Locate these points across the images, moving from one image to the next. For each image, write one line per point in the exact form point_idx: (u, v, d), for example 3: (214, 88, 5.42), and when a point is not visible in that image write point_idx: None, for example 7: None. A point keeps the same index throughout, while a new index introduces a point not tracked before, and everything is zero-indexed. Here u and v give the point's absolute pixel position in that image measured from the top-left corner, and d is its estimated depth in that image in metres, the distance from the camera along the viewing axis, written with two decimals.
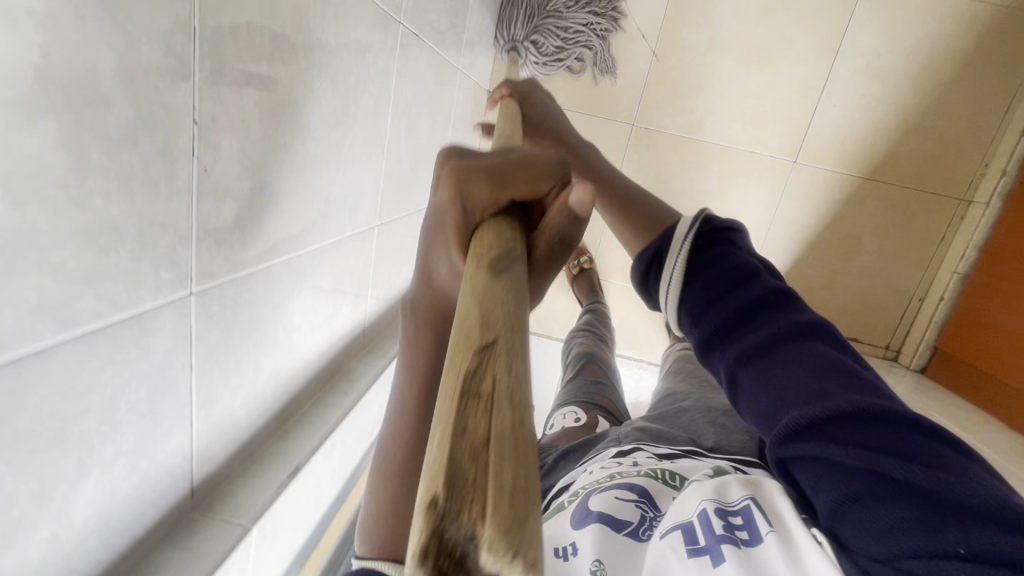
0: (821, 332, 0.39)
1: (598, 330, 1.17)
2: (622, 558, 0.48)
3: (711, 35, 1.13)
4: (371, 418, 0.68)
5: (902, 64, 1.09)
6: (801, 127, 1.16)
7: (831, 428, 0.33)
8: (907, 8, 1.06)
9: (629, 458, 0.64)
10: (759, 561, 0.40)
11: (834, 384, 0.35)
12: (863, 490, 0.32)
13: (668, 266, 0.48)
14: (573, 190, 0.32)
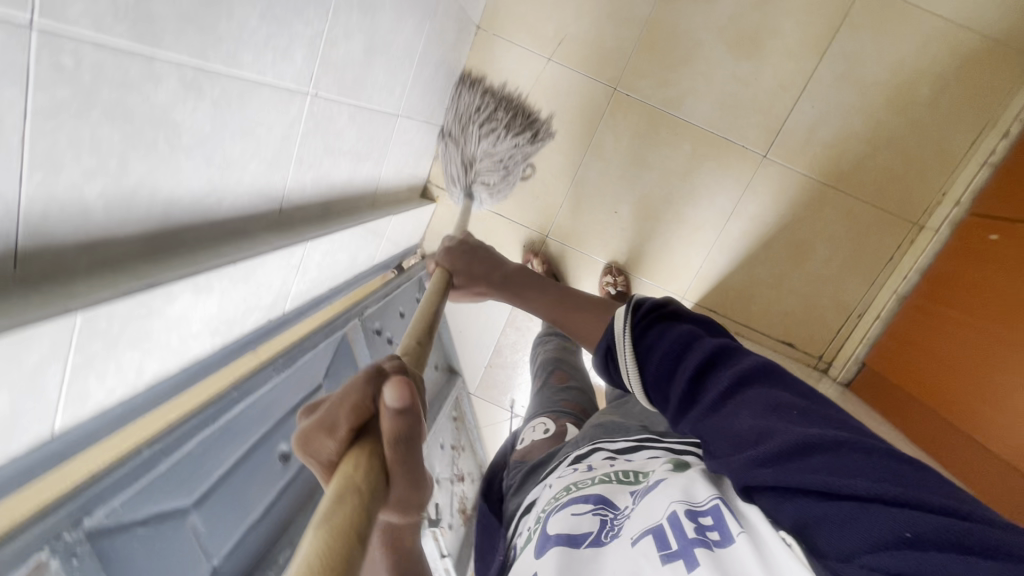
0: (760, 378, 0.53)
1: (562, 339, 1.26)
2: (589, 567, 0.52)
3: (707, 12, 1.12)
4: (272, 291, 0.66)
5: (883, 78, 1.10)
6: (776, 122, 1.16)
7: (782, 458, 0.44)
8: (899, 23, 1.07)
9: (585, 465, 0.69)
10: (729, 560, 0.44)
11: (774, 425, 0.47)
12: (817, 505, 0.41)
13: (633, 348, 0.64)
14: (386, 391, 0.35)
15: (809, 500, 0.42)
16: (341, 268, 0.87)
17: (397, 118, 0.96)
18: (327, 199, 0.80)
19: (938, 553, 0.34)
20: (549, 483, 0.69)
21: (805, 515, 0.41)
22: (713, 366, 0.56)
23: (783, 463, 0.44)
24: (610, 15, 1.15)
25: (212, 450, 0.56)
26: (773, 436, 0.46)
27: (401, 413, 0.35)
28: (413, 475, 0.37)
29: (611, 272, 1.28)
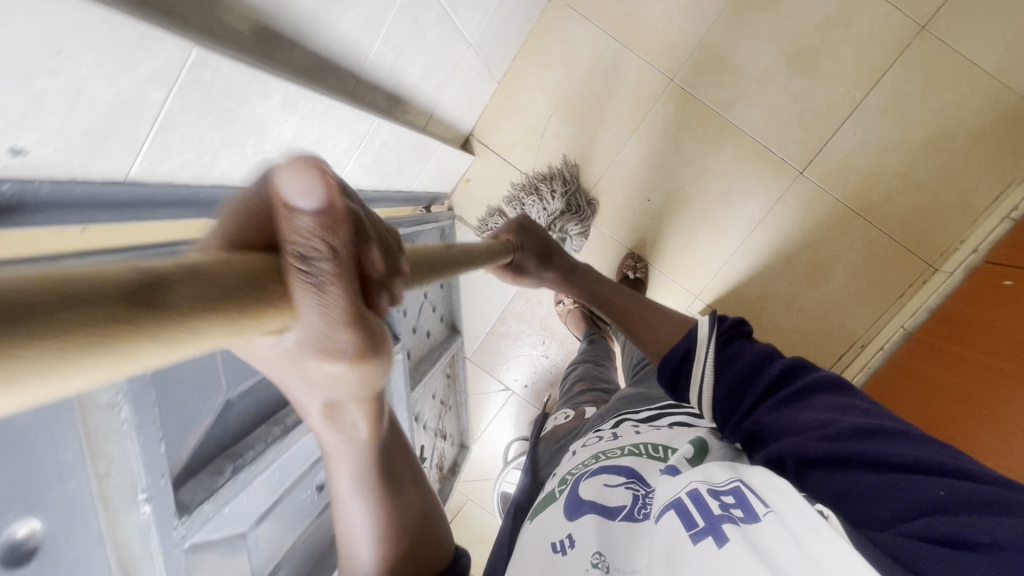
0: (832, 385, 0.54)
1: (601, 361, 1.15)
2: (622, 544, 0.49)
3: (774, 23, 1.17)
4: (335, 152, 0.65)
5: (925, 120, 1.16)
6: (817, 143, 1.21)
7: (844, 437, 0.46)
8: (949, 70, 1.13)
9: (613, 434, 0.67)
10: (758, 535, 0.39)
11: (839, 416, 0.49)
12: (862, 475, 0.43)
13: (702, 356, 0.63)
14: (281, 174, 0.23)
15: (862, 470, 0.43)
16: (389, 171, 0.86)
17: (468, 48, 0.97)
18: (395, 93, 0.80)
19: (969, 513, 0.36)
20: (577, 451, 0.68)
21: (854, 485, 0.43)
22: (786, 375, 0.57)
23: (843, 440, 0.46)
24: (682, 6, 1.19)
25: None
26: (836, 422, 0.48)
27: (307, 205, 0.23)
28: (326, 295, 0.24)
29: (632, 258, 1.30)
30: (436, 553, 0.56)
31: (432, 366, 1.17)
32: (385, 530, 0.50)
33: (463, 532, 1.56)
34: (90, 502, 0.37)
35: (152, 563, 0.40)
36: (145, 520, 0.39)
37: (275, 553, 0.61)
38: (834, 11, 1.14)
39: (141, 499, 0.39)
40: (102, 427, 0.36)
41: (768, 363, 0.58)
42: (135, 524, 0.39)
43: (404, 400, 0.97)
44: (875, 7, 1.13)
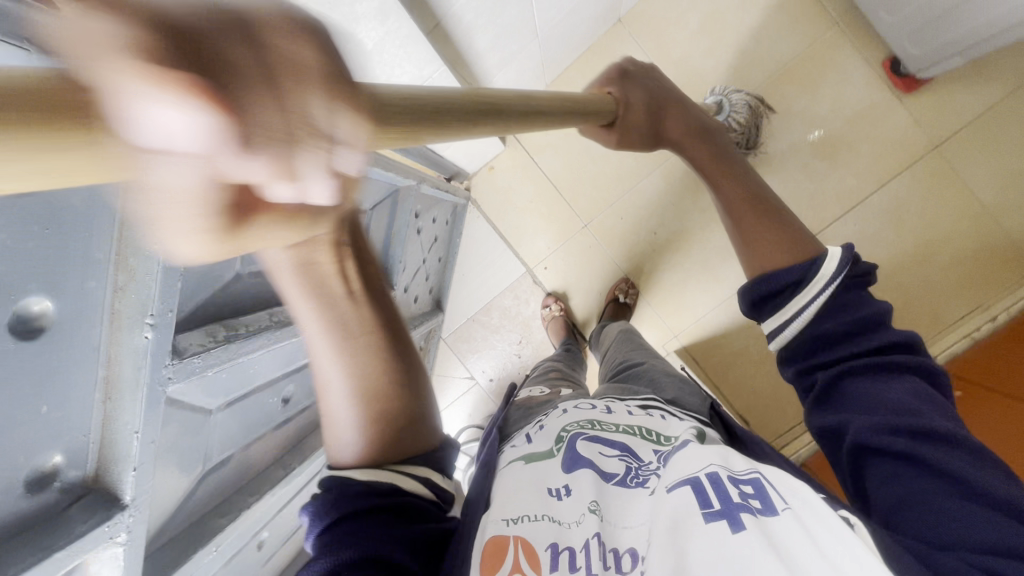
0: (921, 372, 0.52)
1: (571, 365, 1.17)
2: (618, 508, 0.49)
3: (809, 105, 1.25)
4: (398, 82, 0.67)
5: (918, 228, 1.25)
6: (820, 224, 1.28)
7: (920, 436, 0.46)
8: (948, 192, 1.23)
9: (604, 407, 0.66)
10: (775, 528, 0.40)
11: (928, 412, 0.48)
12: (934, 488, 0.44)
13: (803, 291, 0.55)
14: None
15: (932, 485, 0.44)
16: None
17: (535, 39, 1.01)
18: (460, 53, 0.83)
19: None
20: (562, 411, 0.66)
21: (921, 489, 0.44)
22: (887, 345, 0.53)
23: (920, 442, 0.46)
24: (733, 65, 1.27)
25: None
26: (917, 414, 0.48)
27: None
28: None
29: (626, 283, 1.34)
30: (420, 444, 0.53)
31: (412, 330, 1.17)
32: (357, 387, 0.48)
33: None
34: (100, 307, 0.37)
35: (133, 391, 0.39)
36: (142, 344, 0.38)
37: (228, 448, 0.60)
38: (863, 109, 1.24)
39: (147, 322, 0.38)
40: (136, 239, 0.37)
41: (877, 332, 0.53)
42: (131, 346, 0.38)
43: None
44: (900, 116, 1.22)
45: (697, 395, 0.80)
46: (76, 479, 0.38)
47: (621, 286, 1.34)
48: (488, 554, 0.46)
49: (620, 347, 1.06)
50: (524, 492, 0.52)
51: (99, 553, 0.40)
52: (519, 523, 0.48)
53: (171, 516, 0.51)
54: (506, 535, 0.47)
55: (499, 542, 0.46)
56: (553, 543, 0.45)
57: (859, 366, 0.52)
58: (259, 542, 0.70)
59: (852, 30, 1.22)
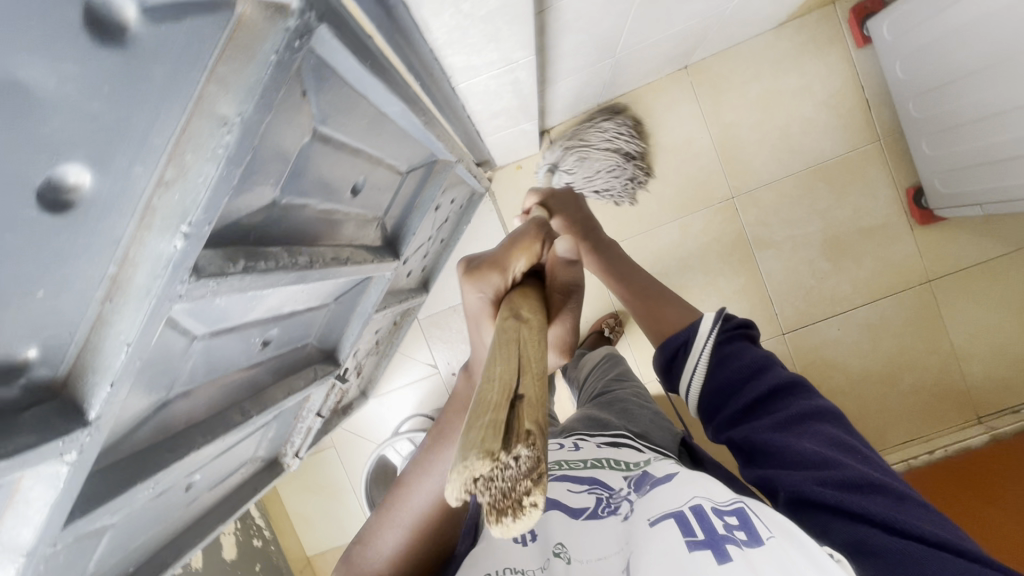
0: (823, 416, 0.58)
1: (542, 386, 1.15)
2: (591, 532, 0.52)
3: (831, 206, 1.30)
4: (487, 57, 0.63)
5: (892, 349, 1.31)
6: (805, 318, 1.33)
7: (844, 482, 0.50)
8: (926, 324, 1.30)
9: (573, 446, 0.71)
10: (761, 556, 0.43)
11: (843, 458, 0.52)
12: (879, 535, 0.46)
13: (693, 353, 0.67)
14: None
15: (872, 529, 0.47)
16: (491, 109, 0.84)
17: (611, 58, 0.99)
18: (546, 49, 0.80)
19: None
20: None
21: (863, 535, 0.47)
22: (776, 394, 0.60)
23: (846, 489, 0.50)
24: (775, 147, 1.30)
25: (365, 100, 0.52)
26: (833, 464, 0.52)
27: None
28: None
29: (613, 318, 1.32)
30: None
31: (396, 304, 1.12)
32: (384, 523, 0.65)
33: (310, 475, 1.46)
34: (135, 198, 0.31)
35: (139, 301, 0.33)
36: (168, 252, 0.32)
37: (196, 380, 0.54)
38: (877, 227, 1.29)
39: (180, 230, 0.32)
40: (202, 135, 0.31)
41: (768, 381, 0.61)
42: (154, 250, 0.32)
43: (364, 317, 0.91)
44: (906, 242, 1.29)
45: (666, 430, 0.81)
46: (43, 378, 0.33)
47: (610, 319, 1.34)
48: None
49: (598, 377, 1.05)
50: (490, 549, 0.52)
51: (39, 467, 0.34)
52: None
53: (118, 439, 0.46)
54: None
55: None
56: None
57: (766, 422, 0.58)
58: (189, 484, 0.65)
59: (890, 152, 1.27)
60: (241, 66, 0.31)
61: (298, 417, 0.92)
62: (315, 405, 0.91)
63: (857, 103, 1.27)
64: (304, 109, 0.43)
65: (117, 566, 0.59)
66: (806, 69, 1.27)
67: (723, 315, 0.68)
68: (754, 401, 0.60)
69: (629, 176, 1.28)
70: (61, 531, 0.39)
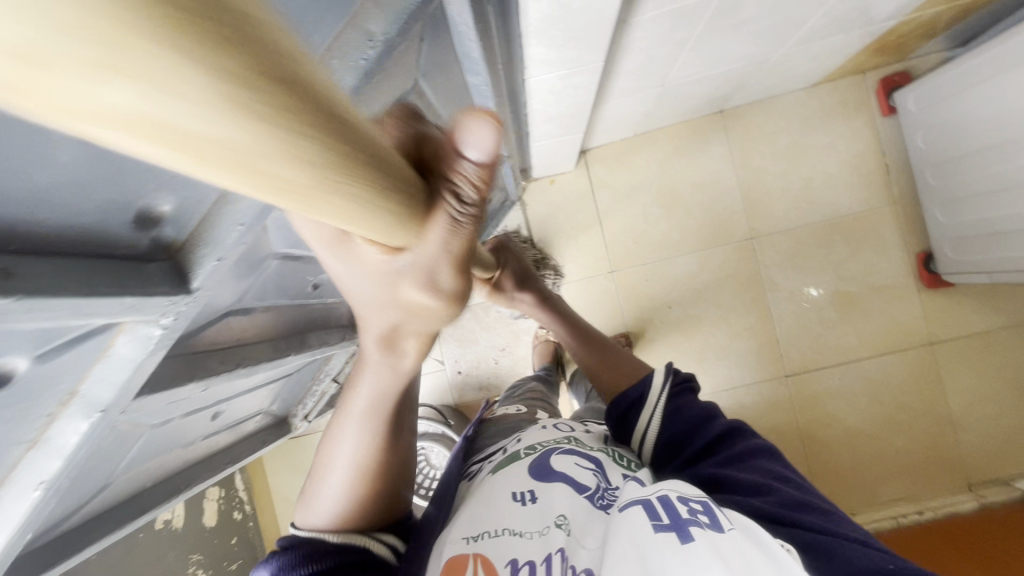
0: (766, 453, 0.55)
1: (550, 388, 1.15)
2: (580, 517, 0.43)
3: (844, 259, 1.36)
4: (565, 53, 0.69)
5: (890, 405, 1.34)
6: (808, 365, 1.36)
7: (786, 503, 0.46)
8: (923, 385, 1.33)
9: (582, 428, 0.60)
10: (726, 546, 0.35)
11: (781, 485, 0.49)
12: (818, 538, 0.42)
13: (648, 407, 0.60)
14: None
15: (811, 534, 0.43)
16: (548, 112, 0.90)
17: (661, 87, 1.06)
18: (610, 65, 0.86)
19: None
20: (540, 425, 0.59)
21: (809, 538, 0.42)
22: (725, 436, 0.57)
23: (788, 509, 0.46)
24: (796, 196, 1.37)
25: (455, 64, 0.57)
26: (776, 491, 0.48)
27: None
28: None
29: (624, 339, 1.33)
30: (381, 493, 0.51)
31: None
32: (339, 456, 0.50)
33: None
34: None
35: None
36: None
37: (257, 300, 0.57)
38: (886, 285, 1.35)
39: None
40: (348, 46, 0.35)
41: (712, 424, 0.58)
42: None
43: None
44: (913, 304, 1.34)
45: None
46: (167, 238, 0.36)
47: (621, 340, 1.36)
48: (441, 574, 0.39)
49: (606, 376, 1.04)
50: (485, 508, 0.45)
51: (138, 323, 0.36)
52: (480, 540, 0.41)
53: (186, 335, 0.48)
54: (466, 553, 0.40)
55: (458, 562, 0.39)
56: (513, 560, 0.39)
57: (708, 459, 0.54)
58: (215, 412, 0.66)
59: (904, 216, 1.34)
60: None
61: (315, 380, 0.93)
62: (333, 369, 0.92)
63: (877, 167, 1.35)
64: (417, 54, 0.48)
65: (137, 477, 0.59)
66: (833, 129, 1.36)
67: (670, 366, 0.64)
68: (700, 442, 0.57)
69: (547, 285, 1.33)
70: (129, 401, 0.41)
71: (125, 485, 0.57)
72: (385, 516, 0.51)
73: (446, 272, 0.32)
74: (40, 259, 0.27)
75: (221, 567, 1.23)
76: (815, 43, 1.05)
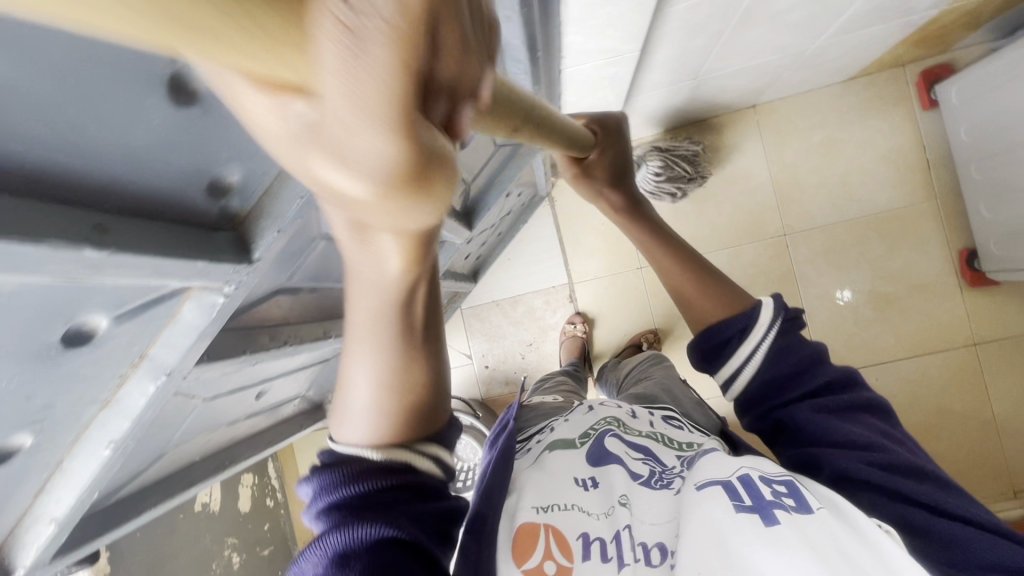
0: (872, 404, 0.52)
1: (578, 383, 1.14)
2: (643, 496, 0.43)
3: (882, 257, 1.32)
4: (602, 43, 0.70)
5: (931, 406, 1.30)
6: (843, 364, 1.33)
7: (894, 468, 0.45)
8: (966, 388, 1.29)
9: (629, 410, 0.59)
10: (816, 529, 0.35)
11: (890, 444, 0.48)
12: (925, 514, 0.42)
13: (745, 342, 0.53)
14: None
15: (918, 507, 0.43)
16: (580, 104, 0.91)
17: (693, 80, 1.06)
18: (644, 56, 0.87)
19: None
20: (590, 407, 0.59)
21: (914, 513, 0.43)
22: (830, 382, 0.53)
23: (895, 474, 0.45)
24: (831, 192, 1.34)
25: None
26: (885, 450, 0.47)
27: None
28: None
29: (651, 335, 1.33)
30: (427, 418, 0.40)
31: (452, 282, 1.16)
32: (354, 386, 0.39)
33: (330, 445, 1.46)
34: None
35: None
36: None
37: (305, 281, 0.59)
38: (926, 283, 1.31)
39: None
40: None
41: (821, 366, 0.54)
42: None
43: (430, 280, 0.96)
44: (955, 303, 1.30)
45: (711, 416, 0.70)
46: (234, 209, 0.38)
47: (651, 336, 1.34)
48: (518, 542, 0.40)
49: (635, 369, 1.04)
50: (549, 481, 0.46)
51: (204, 290, 0.38)
52: (550, 511, 0.42)
53: (240, 313, 0.50)
54: (539, 522, 0.41)
55: (531, 530, 0.41)
56: (585, 533, 0.40)
57: (812, 406, 0.51)
58: (260, 391, 0.69)
59: (946, 212, 1.30)
60: None
61: None
62: None
63: (917, 163, 1.31)
64: None
65: (187, 451, 0.62)
66: (871, 124, 1.33)
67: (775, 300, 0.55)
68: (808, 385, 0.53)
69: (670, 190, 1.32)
70: (192, 368, 0.43)
71: (177, 457, 0.60)
72: (430, 428, 0.40)
73: (358, 122, 0.14)
74: (129, 221, 0.29)
75: (254, 553, 1.25)
76: (851, 34, 1.04)
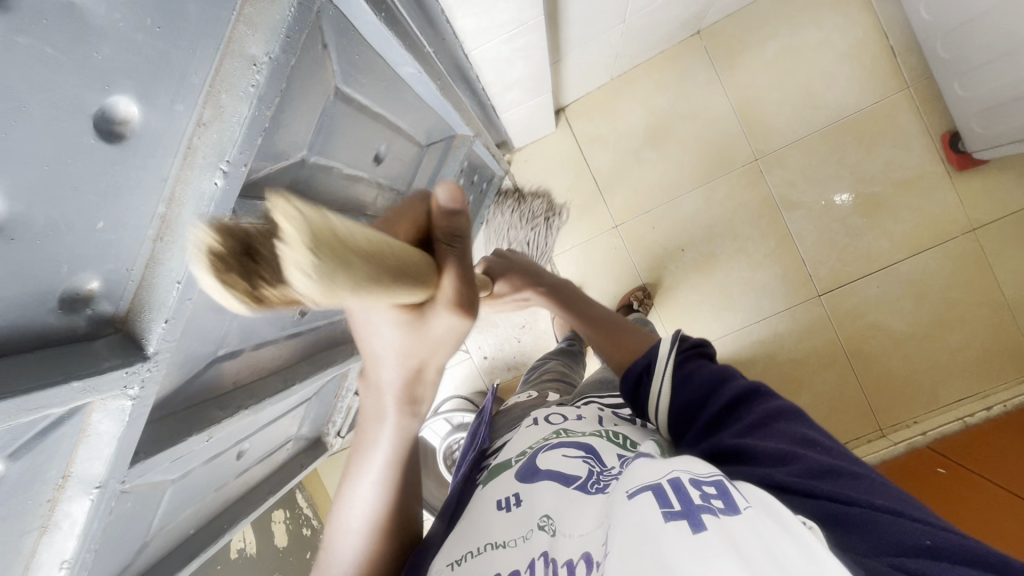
0: (791, 414, 0.50)
1: (573, 360, 1.12)
2: (567, 509, 0.42)
3: (860, 160, 1.26)
4: (496, 18, 0.65)
5: (938, 303, 1.25)
6: (840, 279, 1.28)
7: (811, 474, 0.42)
8: (972, 277, 1.24)
9: (576, 414, 0.58)
10: (743, 531, 0.32)
11: (807, 452, 0.45)
12: (846, 509, 0.39)
13: (653, 378, 0.59)
14: None
15: (837, 505, 0.39)
16: (504, 80, 0.86)
17: (620, 24, 0.99)
18: (555, 13, 0.80)
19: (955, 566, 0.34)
20: (534, 421, 0.58)
21: (833, 509, 0.39)
22: (741, 397, 0.53)
23: (812, 478, 0.42)
24: (795, 103, 1.27)
25: (376, 58, 0.55)
26: (802, 458, 0.44)
27: None
28: None
29: (640, 292, 1.29)
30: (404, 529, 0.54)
31: None
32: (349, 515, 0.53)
33: None
34: (180, 137, 0.34)
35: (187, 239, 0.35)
36: (210, 191, 0.34)
37: (243, 342, 0.57)
38: (912, 178, 1.25)
39: (219, 167, 0.34)
40: (233, 75, 0.34)
41: (729, 388, 0.54)
42: (198, 190, 0.34)
43: None
44: (946, 192, 1.24)
45: None
46: (107, 312, 0.36)
47: (642, 293, 1.30)
48: None
49: None
50: (474, 525, 0.45)
51: (106, 401, 0.36)
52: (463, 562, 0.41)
53: (171, 396, 0.49)
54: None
55: None
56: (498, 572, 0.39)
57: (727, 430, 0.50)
58: (240, 450, 0.68)
59: (920, 98, 1.23)
60: (266, 6, 0.34)
61: (338, 397, 0.95)
62: (353, 384, 0.94)
63: (881, 52, 1.23)
64: (326, 62, 0.46)
65: (177, 526, 0.62)
66: (825, 22, 1.24)
67: (678, 333, 0.62)
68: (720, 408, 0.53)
69: (544, 219, 1.35)
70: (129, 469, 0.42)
71: (166, 536, 0.60)
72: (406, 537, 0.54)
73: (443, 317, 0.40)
74: None
75: None
76: None
